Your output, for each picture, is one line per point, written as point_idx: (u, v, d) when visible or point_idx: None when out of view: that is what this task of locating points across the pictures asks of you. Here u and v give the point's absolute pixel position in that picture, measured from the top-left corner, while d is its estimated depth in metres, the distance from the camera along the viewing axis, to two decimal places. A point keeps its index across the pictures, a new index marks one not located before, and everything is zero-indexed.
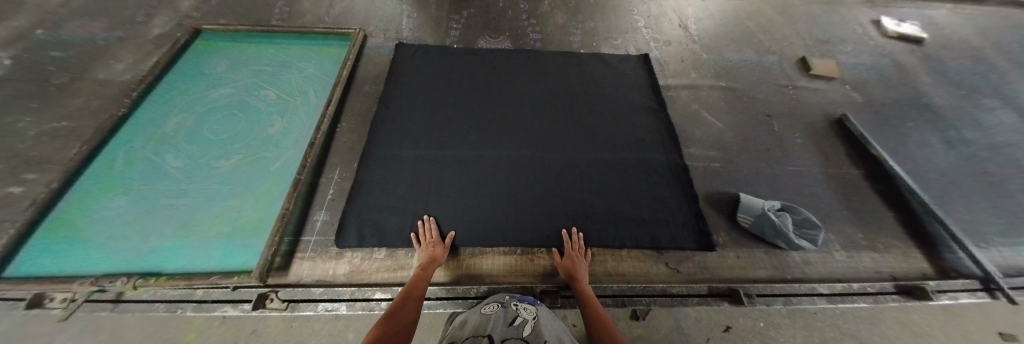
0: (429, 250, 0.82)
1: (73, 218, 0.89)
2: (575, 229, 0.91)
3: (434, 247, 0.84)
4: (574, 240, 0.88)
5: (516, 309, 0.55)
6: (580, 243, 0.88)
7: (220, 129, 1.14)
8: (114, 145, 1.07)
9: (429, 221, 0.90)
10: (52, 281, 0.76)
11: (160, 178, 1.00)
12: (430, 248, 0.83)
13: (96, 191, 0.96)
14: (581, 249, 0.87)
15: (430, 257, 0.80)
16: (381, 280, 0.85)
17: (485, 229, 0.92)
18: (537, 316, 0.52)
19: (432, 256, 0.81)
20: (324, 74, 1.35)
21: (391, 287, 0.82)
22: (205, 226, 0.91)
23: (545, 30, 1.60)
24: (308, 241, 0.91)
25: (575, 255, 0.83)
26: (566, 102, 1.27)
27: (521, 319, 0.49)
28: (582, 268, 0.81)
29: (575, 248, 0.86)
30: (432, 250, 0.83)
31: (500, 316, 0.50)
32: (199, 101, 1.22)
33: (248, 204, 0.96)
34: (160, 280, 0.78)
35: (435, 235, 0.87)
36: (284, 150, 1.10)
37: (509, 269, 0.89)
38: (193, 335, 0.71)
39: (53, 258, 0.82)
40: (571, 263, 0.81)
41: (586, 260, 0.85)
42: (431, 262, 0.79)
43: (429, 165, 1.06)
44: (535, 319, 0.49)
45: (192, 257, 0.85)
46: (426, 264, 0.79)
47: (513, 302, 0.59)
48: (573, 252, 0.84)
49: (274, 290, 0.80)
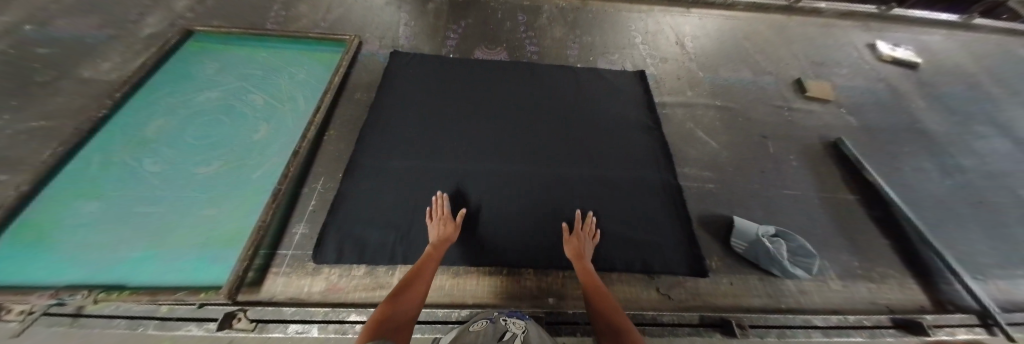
0: (440, 227, 0.82)
1: (38, 222, 0.86)
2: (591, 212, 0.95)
3: (444, 224, 0.83)
4: (586, 223, 0.88)
5: (505, 323, 0.46)
6: (592, 221, 0.88)
7: (205, 133, 1.11)
8: (91, 147, 1.03)
9: (443, 197, 0.89)
10: (10, 293, 0.71)
11: (138, 182, 0.97)
12: (441, 225, 0.82)
13: (66, 194, 0.92)
14: (591, 230, 0.87)
15: (440, 237, 0.79)
16: (357, 299, 0.81)
17: (472, 245, 0.90)
18: (528, 331, 0.43)
19: (443, 233, 0.80)
20: (315, 80, 1.33)
21: (366, 308, 0.78)
22: (178, 235, 0.87)
23: (542, 43, 1.59)
24: (284, 255, 0.87)
25: (582, 235, 0.84)
26: (560, 116, 1.26)
27: (511, 334, 0.40)
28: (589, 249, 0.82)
29: (586, 229, 0.87)
30: (443, 227, 0.82)
31: (487, 331, 0.41)
32: (184, 103, 1.19)
33: (226, 213, 0.93)
34: (123, 294, 0.74)
35: (447, 211, 0.86)
36: (269, 157, 1.08)
37: (494, 288, 0.86)
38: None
39: (6, 265, 0.77)
40: (583, 242, 0.83)
41: (593, 240, 0.86)
42: (440, 242, 0.78)
43: (417, 177, 1.03)
44: (527, 333, 0.40)
45: (159, 269, 0.81)
46: (437, 242, 0.78)
47: (503, 317, 0.50)
48: (582, 233, 0.85)
49: (242, 309, 0.75)
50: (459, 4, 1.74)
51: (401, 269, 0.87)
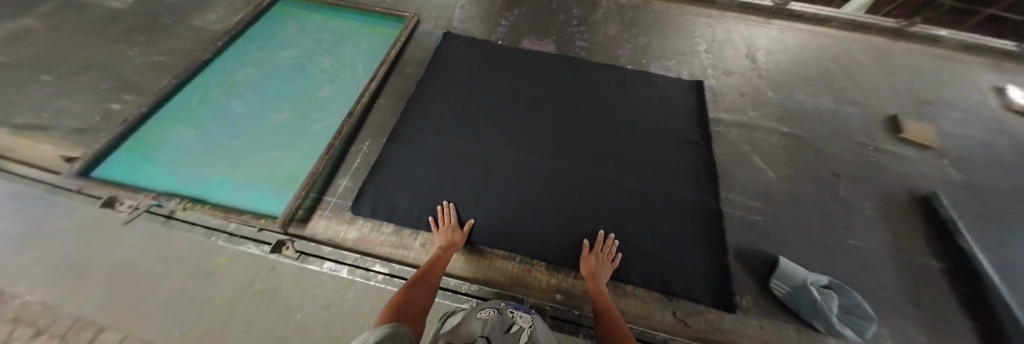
0: (447, 234, 0.85)
1: (151, 140, 1.06)
2: (611, 235, 0.88)
3: (452, 232, 0.85)
4: (608, 245, 0.85)
5: (512, 316, 0.47)
6: (614, 243, 0.86)
7: (279, 86, 1.26)
8: (194, 84, 1.22)
9: (449, 207, 0.92)
10: (125, 190, 0.93)
11: (225, 120, 1.14)
12: (449, 232, 0.85)
13: (172, 120, 1.11)
14: (610, 254, 0.84)
15: (448, 242, 0.82)
16: (381, 253, 0.89)
17: (493, 229, 0.92)
18: (534, 326, 0.44)
19: (450, 239, 0.83)
20: (374, 51, 1.43)
21: (390, 262, 0.85)
22: (250, 169, 1.03)
23: (594, 39, 1.52)
24: (329, 201, 1.01)
25: (600, 254, 0.83)
26: (600, 118, 1.20)
27: (518, 327, 0.41)
28: (606, 272, 0.80)
29: (604, 251, 0.85)
30: (452, 234, 0.85)
31: (495, 321, 0.43)
32: (266, 57, 1.35)
33: (287, 157, 1.07)
34: (205, 207, 0.93)
35: (455, 220, 0.89)
36: (326, 114, 1.19)
37: (505, 272, 0.88)
38: (226, 259, 0.85)
39: (129, 171, 0.99)
40: (602, 263, 0.81)
41: (612, 264, 0.83)
42: (449, 247, 0.81)
43: (448, 156, 1.07)
44: (533, 328, 0.41)
45: (234, 194, 0.98)
46: (444, 247, 0.81)
47: (510, 310, 0.52)
48: (601, 255, 0.83)
49: (291, 239, 0.88)
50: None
51: (423, 236, 0.92)
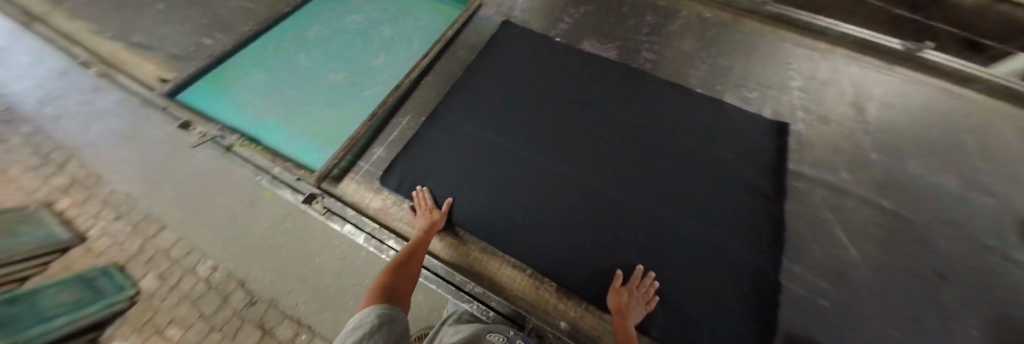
0: (427, 216, 0.91)
1: (227, 77, 1.17)
2: (648, 271, 0.81)
3: (431, 213, 0.92)
4: (645, 282, 0.78)
5: None
6: (652, 284, 0.78)
7: (341, 48, 1.31)
8: (271, 33, 1.32)
9: (423, 193, 0.98)
10: (198, 116, 1.05)
11: (289, 71, 1.22)
12: (427, 215, 0.92)
13: (247, 63, 1.22)
14: (647, 293, 0.77)
15: (430, 223, 0.88)
16: (397, 228, 0.95)
17: (502, 229, 0.94)
18: None
19: (432, 220, 0.89)
20: (432, 28, 1.41)
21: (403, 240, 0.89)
22: (302, 121, 1.11)
23: (665, 52, 1.32)
24: (362, 167, 1.07)
25: (634, 292, 0.76)
26: (651, 142, 1.08)
27: None
28: (636, 312, 0.72)
29: (640, 289, 0.77)
30: (431, 215, 0.92)
31: None
32: (335, 18, 1.40)
33: (335, 117, 1.13)
34: (257, 147, 1.02)
35: (430, 203, 0.96)
36: (377, 83, 1.22)
37: (502, 282, 0.88)
38: (269, 194, 1.05)
39: (206, 101, 1.11)
40: (634, 299, 0.74)
41: (645, 306, 0.74)
42: (431, 227, 0.87)
43: (480, 148, 1.10)
44: None
45: (284, 140, 1.07)
46: (426, 229, 0.87)
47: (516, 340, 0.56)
48: (633, 291, 0.76)
49: (322, 195, 0.96)
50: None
51: None
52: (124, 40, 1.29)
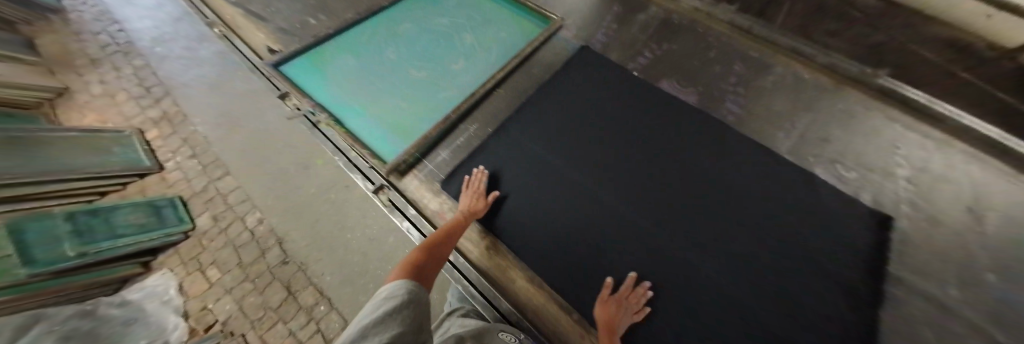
0: (473, 199, 0.94)
1: (324, 57, 1.27)
2: (643, 282, 0.87)
3: (477, 199, 0.95)
4: (637, 292, 0.84)
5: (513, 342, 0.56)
6: (644, 292, 0.85)
7: (426, 47, 1.36)
8: (368, 23, 1.40)
9: (479, 175, 1.01)
10: (295, 89, 1.15)
11: (377, 61, 1.29)
12: (474, 198, 0.95)
13: (342, 46, 1.31)
14: (636, 301, 0.83)
15: (475, 207, 0.91)
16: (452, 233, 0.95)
17: (551, 261, 0.95)
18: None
19: (476, 204, 0.92)
20: (512, 42, 1.42)
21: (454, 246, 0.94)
22: (380, 111, 1.17)
23: (752, 107, 1.22)
24: (426, 165, 1.09)
25: (624, 302, 0.81)
26: (726, 205, 0.99)
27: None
28: (625, 320, 0.77)
29: (629, 299, 0.82)
30: (476, 200, 0.94)
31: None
32: (426, 18, 1.46)
33: (409, 113, 1.17)
34: (338, 127, 1.08)
35: (480, 188, 0.97)
36: (453, 86, 1.25)
37: (501, 270, 0.96)
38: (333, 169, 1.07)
39: (303, 75, 1.21)
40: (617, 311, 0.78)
41: (634, 313, 0.81)
42: (475, 211, 0.90)
43: (542, 172, 1.08)
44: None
45: (363, 125, 1.13)
46: (470, 210, 0.89)
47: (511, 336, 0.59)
48: (624, 299, 0.81)
49: (389, 186, 1.01)
50: (675, 22, 1.47)
51: (489, 238, 1.02)
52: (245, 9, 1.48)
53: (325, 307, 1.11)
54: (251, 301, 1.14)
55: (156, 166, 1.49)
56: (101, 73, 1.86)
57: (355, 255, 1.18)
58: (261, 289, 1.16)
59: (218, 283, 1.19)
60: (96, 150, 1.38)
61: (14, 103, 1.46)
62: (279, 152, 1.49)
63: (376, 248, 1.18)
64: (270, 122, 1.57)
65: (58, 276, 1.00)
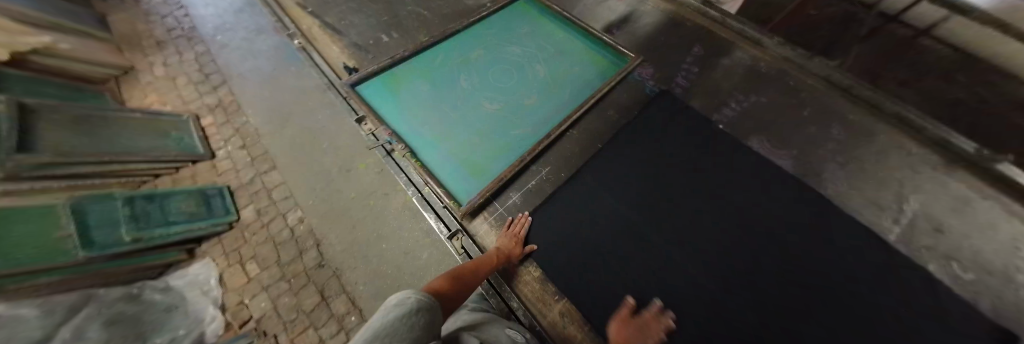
0: (507, 242, 0.92)
1: (398, 81, 1.29)
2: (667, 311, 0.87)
3: (512, 241, 0.92)
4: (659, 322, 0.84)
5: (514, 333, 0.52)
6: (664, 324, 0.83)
7: (496, 79, 1.35)
8: (441, 48, 1.41)
9: (523, 221, 0.99)
10: (372, 113, 1.17)
11: (450, 90, 1.30)
12: (509, 241, 0.92)
13: (416, 71, 1.33)
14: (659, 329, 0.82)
15: (506, 250, 0.88)
16: (526, 291, 0.92)
17: None
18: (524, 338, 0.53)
19: (507, 248, 0.89)
20: (585, 80, 1.36)
21: (526, 308, 0.88)
22: (452, 143, 1.15)
23: (852, 181, 1.11)
24: (497, 208, 1.04)
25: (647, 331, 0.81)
26: (829, 296, 0.88)
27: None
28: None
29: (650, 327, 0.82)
30: (510, 242, 0.92)
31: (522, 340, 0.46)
32: (497, 47, 1.45)
33: (481, 149, 1.14)
34: (412, 158, 1.09)
35: (518, 235, 0.95)
36: (525, 124, 1.21)
37: (520, 277, 0.94)
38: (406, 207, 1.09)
39: (378, 98, 1.23)
40: (632, 333, 0.78)
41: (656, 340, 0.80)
42: (506, 253, 0.87)
43: (618, 229, 1.01)
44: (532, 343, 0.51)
45: (435, 157, 1.12)
46: (501, 251, 0.86)
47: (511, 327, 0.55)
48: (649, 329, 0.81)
49: (461, 231, 0.99)
50: (760, 71, 1.37)
51: (565, 302, 0.91)
52: (325, 23, 1.58)
53: (357, 318, 0.93)
54: (285, 300, 0.96)
55: (208, 154, 1.32)
56: (164, 57, 1.68)
57: (391, 268, 0.98)
58: (295, 290, 0.98)
59: (255, 278, 1.01)
60: (150, 131, 1.25)
61: (80, 76, 1.37)
62: (324, 153, 1.28)
63: (410, 262, 0.98)
64: (318, 112, 1.37)
65: (114, 260, 0.87)
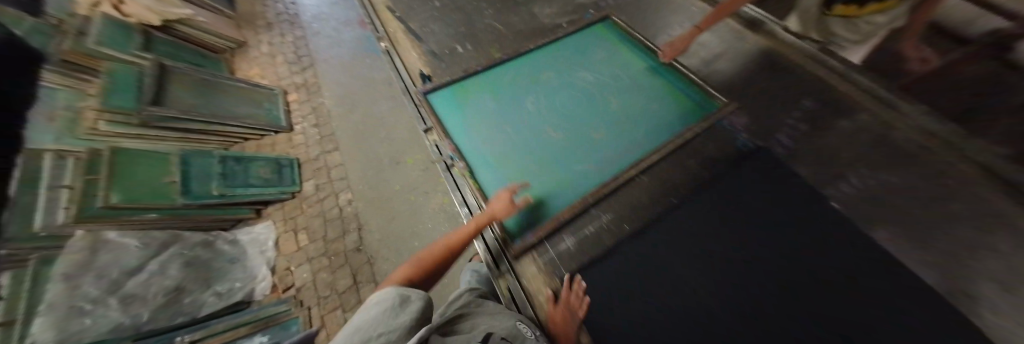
0: (500, 207, 0.85)
1: (465, 93, 1.29)
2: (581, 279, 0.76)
3: (502, 206, 0.86)
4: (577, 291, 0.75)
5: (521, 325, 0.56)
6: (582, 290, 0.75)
7: (564, 104, 1.27)
8: (512, 66, 1.39)
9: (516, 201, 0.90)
10: (436, 123, 1.17)
11: (514, 109, 1.25)
12: (501, 204, 0.86)
13: (484, 86, 1.32)
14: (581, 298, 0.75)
15: (494, 212, 0.84)
16: None
17: None
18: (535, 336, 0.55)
19: (496, 211, 0.84)
20: (664, 119, 1.21)
21: None
22: (509, 166, 1.09)
23: None
24: (548, 252, 0.93)
25: (569, 308, 0.73)
26: None
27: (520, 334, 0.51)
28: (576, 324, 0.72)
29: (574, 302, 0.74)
30: (499, 206, 0.86)
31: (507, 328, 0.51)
32: (568, 70, 1.38)
33: (538, 178, 1.05)
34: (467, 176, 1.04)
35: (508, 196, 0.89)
36: (590, 159, 1.11)
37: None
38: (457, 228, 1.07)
39: (445, 108, 1.24)
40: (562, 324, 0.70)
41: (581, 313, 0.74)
42: (492, 215, 0.84)
43: (682, 307, 0.86)
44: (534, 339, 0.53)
45: (489, 177, 1.05)
46: (487, 215, 0.84)
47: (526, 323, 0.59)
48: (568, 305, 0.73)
49: (508, 271, 0.88)
50: (893, 138, 1.10)
51: None
52: (408, 27, 1.68)
53: None
54: (322, 278, 1.79)
55: None
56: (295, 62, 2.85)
57: None
58: None
59: None
60: (255, 100, 2.43)
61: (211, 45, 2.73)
62: None
63: None
64: None
65: None
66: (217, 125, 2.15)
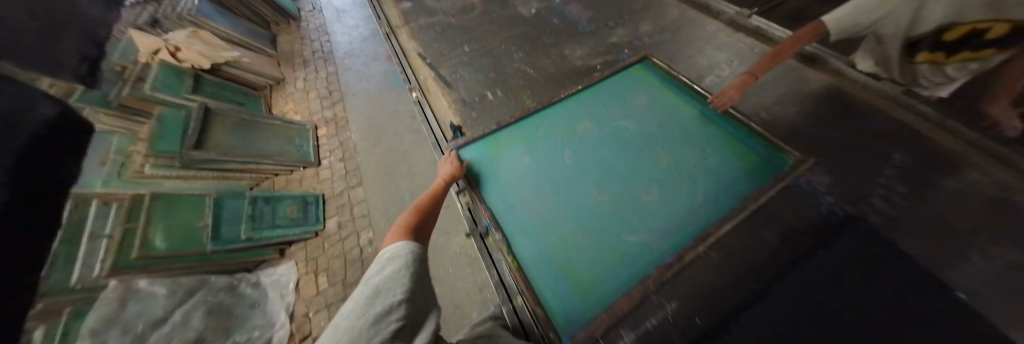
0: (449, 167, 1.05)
1: (499, 147, 1.22)
2: None
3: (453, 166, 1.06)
4: None
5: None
6: None
7: (607, 158, 1.15)
8: (546, 116, 1.32)
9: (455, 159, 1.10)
10: (471, 185, 1.10)
11: (551, 165, 1.15)
12: (450, 166, 1.06)
13: (519, 138, 1.25)
14: None
15: (449, 174, 1.00)
16: None
17: None
18: None
19: (450, 171, 1.02)
20: (729, 176, 1.03)
21: None
22: (551, 236, 0.95)
23: None
24: None
25: None
26: None
27: None
28: None
29: None
30: (450, 167, 1.05)
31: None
32: (608, 119, 1.28)
33: (587, 252, 0.90)
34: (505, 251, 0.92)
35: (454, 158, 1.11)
36: (647, 227, 0.93)
37: None
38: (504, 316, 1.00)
39: (478, 165, 1.17)
40: None
41: None
42: (450, 176, 1.00)
43: None
44: None
45: (530, 251, 0.92)
46: (445, 177, 0.99)
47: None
48: None
49: None
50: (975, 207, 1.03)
51: None
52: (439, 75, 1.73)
53: None
54: None
55: None
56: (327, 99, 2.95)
57: None
58: None
59: None
60: (288, 136, 2.50)
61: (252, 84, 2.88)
62: None
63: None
64: None
65: None
66: (251, 164, 2.21)
